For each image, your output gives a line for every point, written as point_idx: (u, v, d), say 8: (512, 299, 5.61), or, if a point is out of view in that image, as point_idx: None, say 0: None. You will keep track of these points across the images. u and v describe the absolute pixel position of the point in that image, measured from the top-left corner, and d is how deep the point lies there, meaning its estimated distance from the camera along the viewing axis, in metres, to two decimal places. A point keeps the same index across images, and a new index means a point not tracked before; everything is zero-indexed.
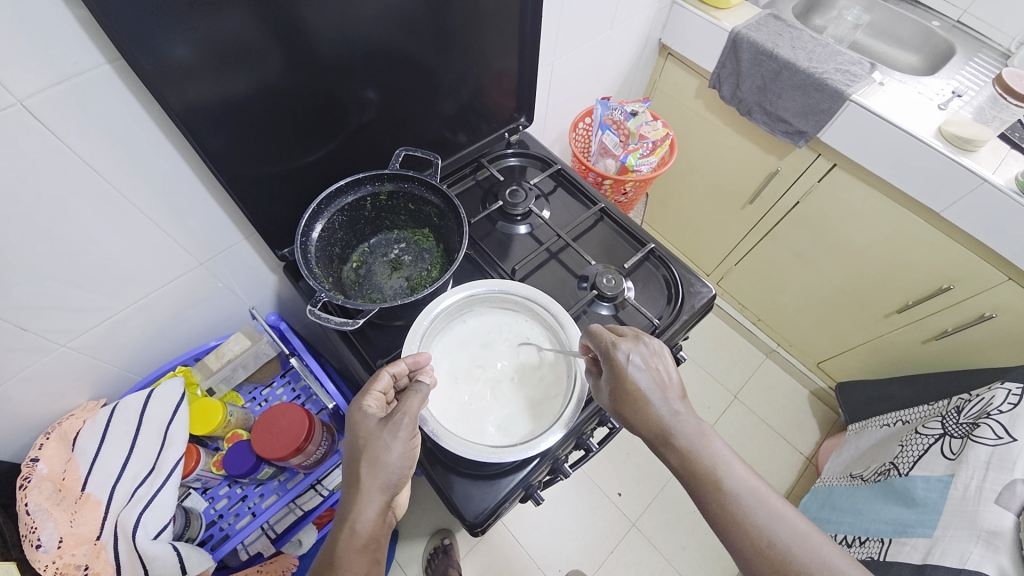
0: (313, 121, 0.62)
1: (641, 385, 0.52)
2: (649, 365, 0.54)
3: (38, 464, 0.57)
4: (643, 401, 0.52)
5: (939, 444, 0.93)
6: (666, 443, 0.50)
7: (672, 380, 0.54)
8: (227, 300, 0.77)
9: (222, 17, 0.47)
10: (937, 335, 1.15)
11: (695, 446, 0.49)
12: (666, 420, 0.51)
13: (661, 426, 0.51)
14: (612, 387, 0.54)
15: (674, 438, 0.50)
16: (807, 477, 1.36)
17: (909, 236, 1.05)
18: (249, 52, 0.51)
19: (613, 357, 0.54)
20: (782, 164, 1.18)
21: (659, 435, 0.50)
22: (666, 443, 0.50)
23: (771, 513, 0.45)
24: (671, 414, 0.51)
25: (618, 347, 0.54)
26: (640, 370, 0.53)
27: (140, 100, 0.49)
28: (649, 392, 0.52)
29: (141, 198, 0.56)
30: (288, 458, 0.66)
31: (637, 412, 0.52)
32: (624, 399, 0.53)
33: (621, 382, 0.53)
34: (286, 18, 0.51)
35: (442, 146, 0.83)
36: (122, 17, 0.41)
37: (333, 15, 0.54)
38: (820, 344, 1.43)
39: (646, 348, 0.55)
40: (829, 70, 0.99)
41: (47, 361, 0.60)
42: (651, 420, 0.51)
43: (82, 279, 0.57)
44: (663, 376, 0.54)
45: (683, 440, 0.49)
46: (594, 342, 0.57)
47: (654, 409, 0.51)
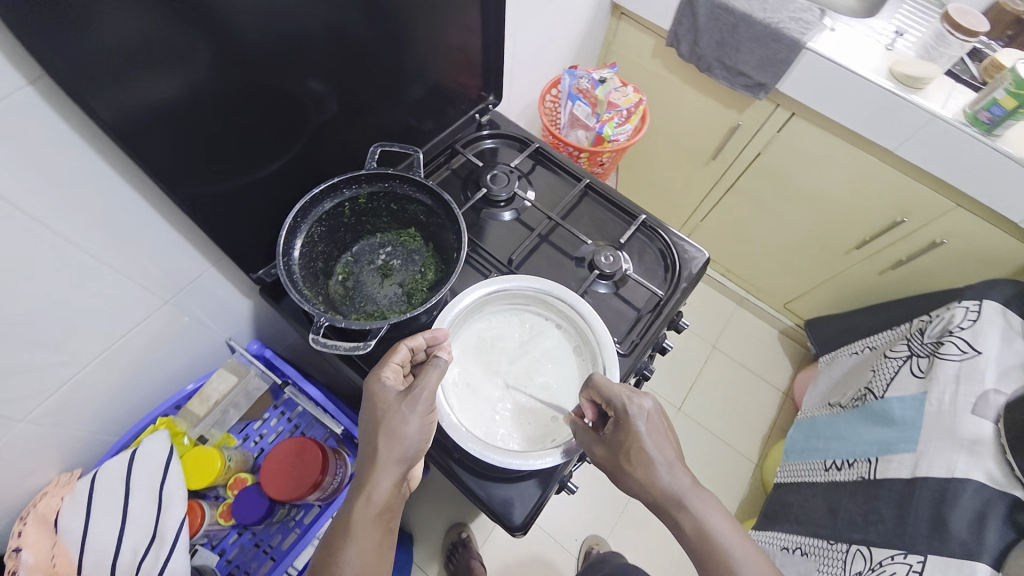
0: (269, 123, 0.55)
1: (651, 448, 0.51)
2: (657, 425, 0.53)
3: (22, 555, 0.50)
4: (654, 466, 0.50)
5: (909, 365, 1.01)
6: (675, 509, 0.49)
7: (673, 446, 0.53)
8: (202, 335, 0.69)
9: (105, 9, 0.37)
10: (893, 265, 1.24)
11: (704, 514, 0.48)
12: (675, 486, 0.49)
13: (670, 494, 0.49)
14: (620, 447, 0.52)
15: (684, 505, 0.48)
16: (788, 410, 1.45)
17: (865, 175, 1.11)
18: (168, 43, 0.42)
19: (627, 416, 0.53)
20: (742, 117, 1.20)
21: (668, 501, 0.49)
22: (677, 507, 0.49)
23: None
24: (680, 483, 0.49)
25: (631, 403, 0.53)
26: (648, 432, 0.52)
27: (65, 122, 0.41)
28: (657, 458, 0.51)
29: (88, 240, 0.48)
30: (305, 495, 0.61)
31: (644, 477, 0.50)
32: (634, 464, 0.51)
33: (633, 442, 0.52)
34: (204, 2, 0.42)
35: (410, 136, 0.77)
36: (22, 11, 0.33)
37: None
38: (786, 286, 1.51)
39: (654, 407, 0.54)
40: (783, 19, 1.00)
41: (4, 440, 0.51)
42: (659, 486, 0.49)
43: (32, 341, 0.49)
44: (668, 438, 0.53)
45: (692, 506, 0.48)
46: (604, 396, 0.55)
47: (661, 474, 0.50)
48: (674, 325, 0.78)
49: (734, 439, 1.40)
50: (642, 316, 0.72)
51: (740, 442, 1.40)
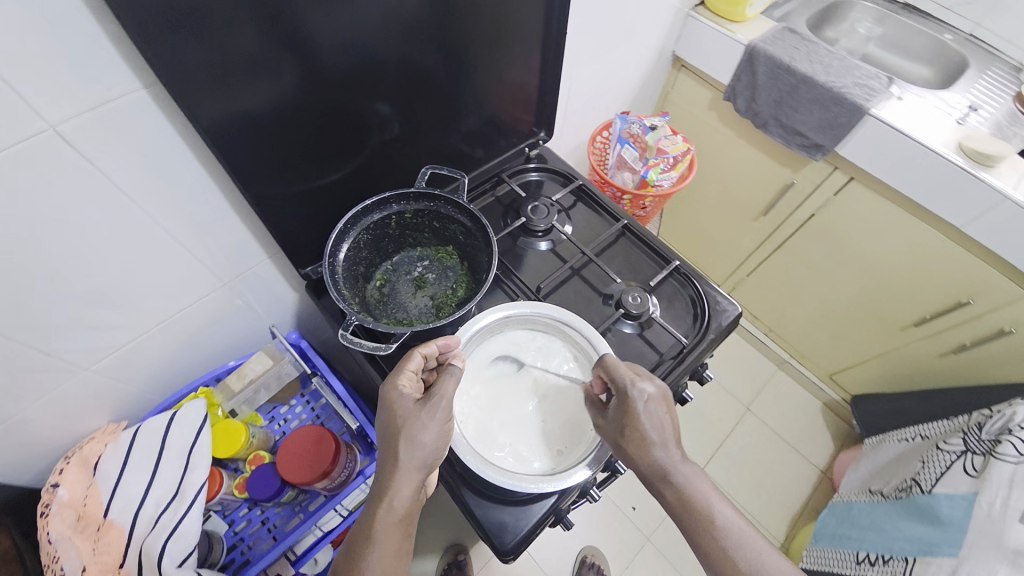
0: (337, 139, 0.62)
1: (647, 427, 0.55)
2: (657, 408, 0.56)
3: (59, 490, 0.57)
4: (648, 443, 0.54)
5: (962, 461, 0.92)
6: (663, 480, 0.54)
7: (672, 425, 0.57)
8: (249, 319, 0.76)
9: (233, 34, 0.45)
10: (955, 349, 1.15)
11: (690, 485, 0.53)
12: (665, 461, 0.54)
13: (659, 468, 0.54)
14: (619, 423, 0.55)
15: (671, 476, 0.53)
16: (823, 490, 1.35)
17: (926, 249, 1.05)
18: (263, 65, 0.49)
19: (627, 397, 0.56)
20: (797, 176, 1.18)
21: (657, 474, 0.54)
22: (665, 480, 0.53)
23: (759, 552, 0.49)
24: (670, 458, 0.54)
25: (634, 385, 0.56)
26: (646, 411, 0.55)
27: (171, 122, 0.48)
28: (652, 434, 0.54)
29: (169, 221, 0.55)
30: (313, 482, 0.65)
31: (638, 451, 0.54)
32: (629, 439, 0.55)
33: (630, 418, 0.55)
34: (293, 32, 0.49)
35: (461, 161, 0.83)
36: (155, 33, 0.41)
37: (344, 23, 0.52)
38: (834, 356, 1.42)
39: (656, 391, 0.57)
40: (846, 84, 0.99)
41: (69, 384, 0.59)
42: (650, 460, 0.54)
43: (108, 301, 0.57)
44: (667, 419, 0.56)
45: (679, 479, 0.53)
46: (610, 375, 0.58)
47: (654, 450, 0.54)
48: (697, 375, 0.76)
49: (757, 510, 1.31)
50: (663, 361, 0.72)
51: (764, 515, 1.31)
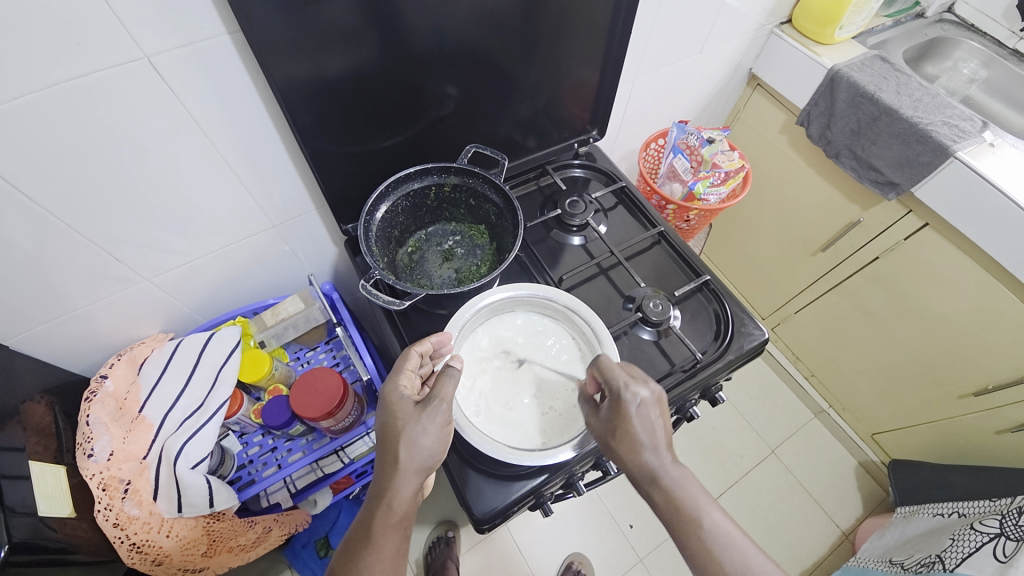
0: (394, 109, 0.66)
1: (639, 431, 0.53)
2: (650, 412, 0.53)
3: (106, 381, 0.66)
4: (638, 446, 0.52)
5: (992, 544, 0.82)
6: (651, 482, 0.52)
7: (665, 431, 0.54)
8: (291, 263, 0.82)
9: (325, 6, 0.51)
10: (1014, 428, 1.04)
11: (678, 487, 0.50)
12: (654, 464, 0.52)
13: (649, 472, 0.52)
14: (611, 424, 0.54)
15: (660, 479, 0.51)
16: (840, 553, 1.25)
17: (998, 313, 0.95)
18: (338, 32, 0.53)
19: (620, 399, 0.54)
20: (865, 214, 1.10)
21: (646, 476, 0.52)
22: (652, 481, 0.51)
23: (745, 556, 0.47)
24: (660, 461, 0.52)
25: (627, 388, 0.54)
26: (640, 416, 0.53)
27: (248, 70, 0.54)
28: (642, 440, 0.52)
29: (232, 160, 0.62)
30: (319, 420, 0.70)
31: (628, 453, 0.52)
32: (620, 440, 0.53)
33: (620, 420, 0.53)
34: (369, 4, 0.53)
35: (510, 148, 0.85)
36: None
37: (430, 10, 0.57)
38: (878, 414, 1.31)
39: (652, 396, 0.54)
40: (934, 121, 0.91)
41: (131, 290, 0.67)
42: (640, 463, 0.52)
43: (173, 224, 0.64)
44: (660, 422, 0.54)
45: (667, 481, 0.51)
46: (603, 375, 0.56)
47: (643, 454, 0.52)
48: (709, 395, 0.74)
49: None
50: (673, 372, 0.70)
51: None
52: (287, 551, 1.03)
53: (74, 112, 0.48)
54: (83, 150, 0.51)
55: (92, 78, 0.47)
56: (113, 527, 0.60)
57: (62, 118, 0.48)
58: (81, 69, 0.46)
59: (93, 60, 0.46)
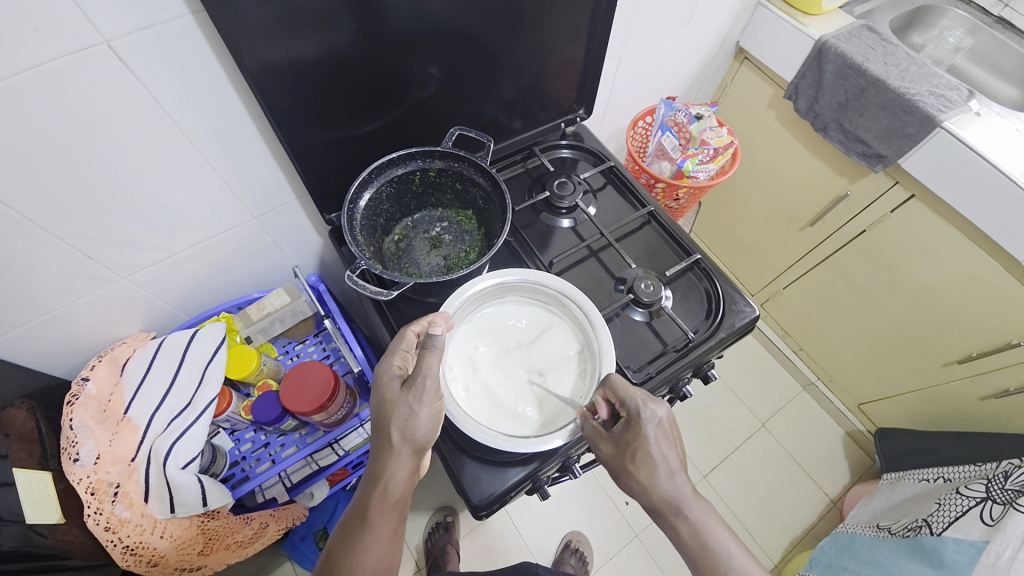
0: (373, 92, 0.63)
1: (657, 453, 0.53)
2: (666, 435, 0.54)
3: (87, 384, 0.64)
4: (658, 471, 0.51)
5: (979, 508, 0.85)
6: (675, 514, 0.50)
7: (680, 456, 0.54)
8: (274, 255, 0.80)
9: None
10: (997, 394, 1.07)
11: (703, 523, 0.50)
12: (674, 492, 0.51)
13: (669, 498, 0.51)
14: (627, 450, 0.53)
15: (684, 510, 0.50)
16: (829, 520, 1.29)
17: (982, 281, 0.97)
18: (311, 13, 0.51)
19: (638, 418, 0.54)
20: (853, 187, 1.10)
21: (668, 505, 0.51)
22: (677, 513, 0.50)
23: None
24: (680, 489, 0.51)
25: (645, 406, 0.54)
26: (657, 440, 0.53)
27: (217, 54, 0.51)
28: (662, 464, 0.52)
29: (206, 150, 0.59)
30: (311, 414, 0.69)
31: (647, 480, 0.52)
32: (638, 466, 0.52)
33: (638, 444, 0.53)
34: None
35: (496, 129, 0.83)
36: None
37: None
38: (865, 384, 1.34)
39: (667, 415, 0.55)
40: (922, 92, 0.91)
41: (108, 289, 0.65)
42: (660, 490, 0.51)
43: (148, 219, 0.61)
44: (675, 446, 0.54)
45: (692, 512, 0.50)
46: (619, 395, 0.55)
47: (663, 481, 0.51)
48: (701, 373, 0.74)
49: (755, 527, 1.27)
50: (666, 352, 0.70)
51: (761, 534, 1.27)
52: (287, 544, 1.03)
53: (29, 103, 0.45)
54: (44, 142, 0.48)
55: (49, 65, 0.44)
56: (104, 531, 0.59)
57: (18, 110, 0.45)
58: (35, 56, 0.43)
59: (47, 46, 0.43)
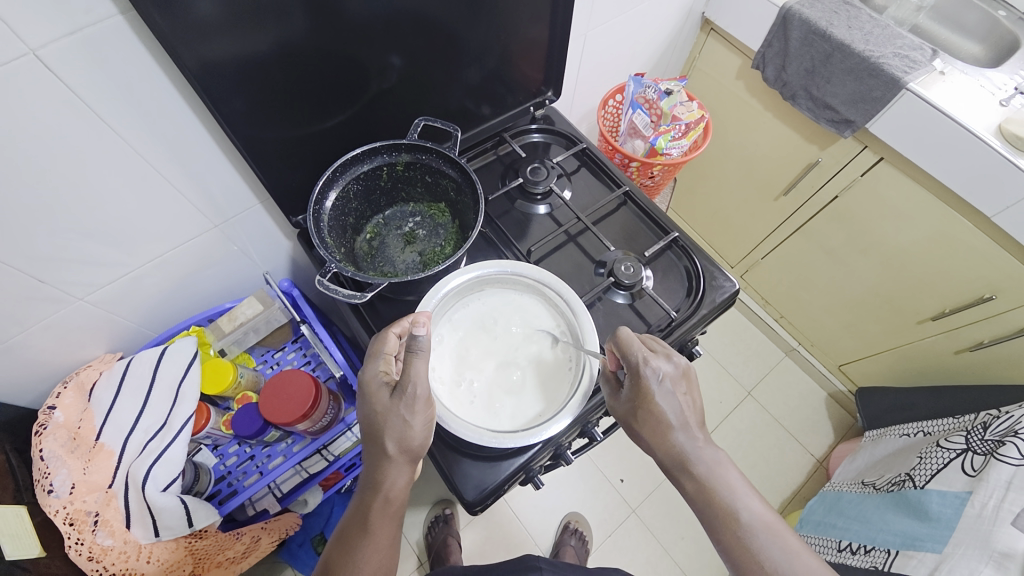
0: (331, 87, 0.60)
1: (665, 410, 0.52)
2: (674, 388, 0.53)
3: (55, 412, 0.61)
4: (666, 426, 0.51)
5: (960, 460, 0.89)
6: (681, 470, 0.51)
7: (693, 405, 0.53)
8: (242, 263, 0.77)
9: None
10: (971, 347, 1.11)
11: (712, 476, 0.50)
12: (686, 447, 0.51)
13: (679, 455, 0.51)
14: (634, 405, 0.53)
15: (692, 466, 0.50)
16: (816, 479, 1.33)
17: (952, 239, 0.99)
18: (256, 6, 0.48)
19: (640, 375, 0.52)
20: (823, 154, 1.11)
21: (676, 462, 0.51)
22: (685, 470, 0.50)
23: (786, 549, 0.46)
24: (692, 443, 0.51)
25: (647, 363, 0.53)
26: (665, 393, 0.52)
27: (154, 54, 0.48)
28: (672, 419, 0.51)
29: (155, 159, 0.56)
30: (293, 424, 0.67)
31: (657, 436, 0.52)
32: (646, 422, 0.52)
33: (644, 401, 0.52)
34: None
35: (464, 117, 0.80)
36: None
37: None
38: (845, 347, 1.37)
39: (672, 370, 0.53)
40: (886, 54, 0.91)
41: (66, 312, 0.62)
42: (671, 447, 0.51)
43: (102, 236, 0.58)
44: (685, 399, 0.53)
45: (700, 469, 0.50)
46: (623, 350, 0.54)
47: (674, 435, 0.51)
48: (685, 350, 0.75)
49: None
50: (650, 333, 0.70)
51: None
52: (285, 552, 1.02)
53: None
54: None
55: None
56: (88, 561, 0.57)
57: None
58: None
59: None
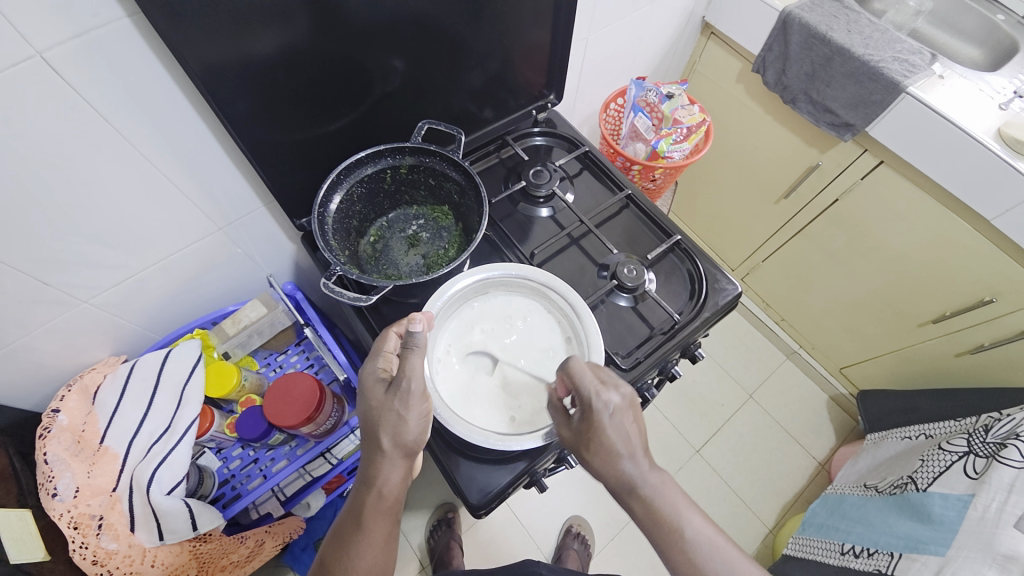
0: (335, 90, 0.61)
1: (614, 441, 0.51)
2: (624, 418, 0.52)
3: (59, 415, 0.61)
4: (614, 457, 0.50)
5: (962, 462, 0.89)
6: (632, 495, 0.50)
7: (642, 434, 0.52)
8: (246, 266, 0.77)
9: None
10: (972, 349, 1.11)
11: (659, 498, 0.49)
12: (634, 474, 0.50)
13: (626, 481, 0.50)
14: (583, 436, 0.52)
15: (640, 490, 0.50)
16: (819, 482, 1.33)
17: (953, 242, 0.99)
18: (260, 9, 0.48)
19: (590, 406, 0.51)
20: (824, 157, 1.11)
21: (625, 487, 0.50)
22: (635, 494, 0.50)
23: (729, 560, 0.47)
24: (638, 470, 0.50)
25: (597, 395, 0.52)
26: (613, 423, 0.51)
27: (159, 56, 0.48)
28: (620, 450, 0.50)
29: (160, 161, 0.56)
30: (299, 426, 0.67)
31: (606, 465, 0.51)
32: (595, 452, 0.51)
33: (593, 432, 0.51)
34: None
35: (466, 121, 0.81)
36: None
37: None
38: (846, 349, 1.37)
39: (622, 400, 0.52)
40: (886, 58, 0.92)
41: (70, 315, 0.62)
42: (621, 476, 0.50)
43: (106, 238, 0.58)
44: (634, 429, 0.52)
45: (648, 491, 0.50)
46: (574, 380, 0.53)
47: (623, 465, 0.50)
48: (689, 353, 0.75)
49: (749, 496, 1.31)
50: (653, 335, 0.70)
51: (755, 502, 1.30)
52: (287, 556, 1.01)
53: None
54: None
55: None
56: (92, 565, 0.57)
57: None
58: None
59: None
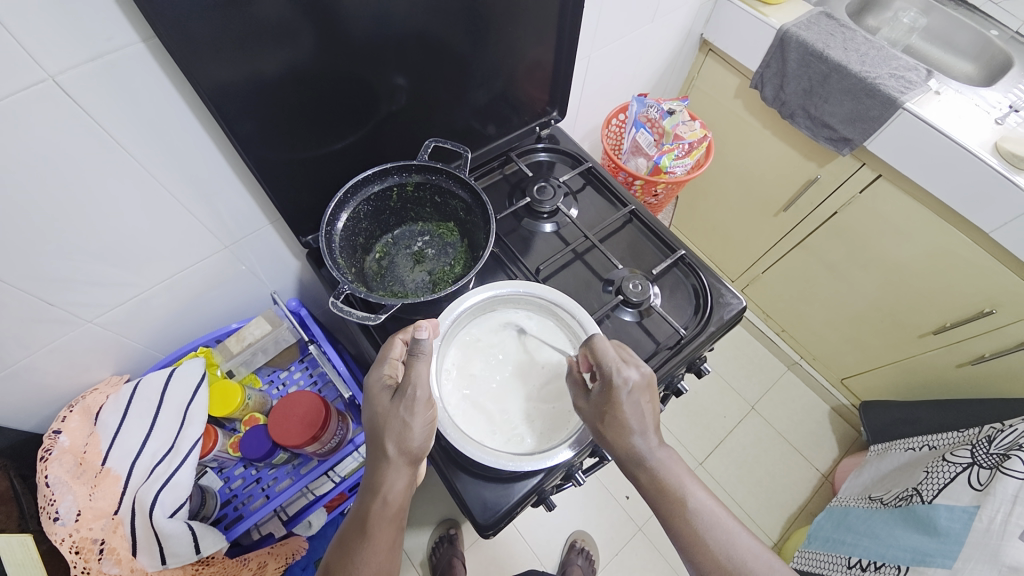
0: (342, 108, 0.61)
1: (628, 418, 0.52)
2: (640, 397, 0.53)
3: (60, 437, 0.60)
4: (626, 431, 0.52)
5: (966, 474, 0.89)
6: (639, 466, 0.52)
7: (654, 413, 0.54)
8: (250, 283, 0.77)
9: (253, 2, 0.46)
10: (973, 360, 1.11)
11: (664, 468, 0.51)
12: (642, 449, 0.52)
13: (635, 456, 0.52)
14: (600, 409, 0.53)
15: (647, 462, 0.51)
16: (823, 494, 1.32)
17: (952, 254, 1.00)
18: (270, 29, 0.48)
19: (610, 384, 0.53)
20: (822, 171, 1.13)
21: (633, 459, 0.52)
22: (640, 465, 0.52)
23: (730, 534, 0.48)
24: (647, 445, 0.52)
25: (618, 372, 0.53)
26: (631, 401, 0.52)
27: (170, 78, 0.48)
28: (633, 426, 0.52)
29: (168, 181, 0.56)
30: (303, 446, 0.66)
31: (617, 439, 0.52)
32: (609, 426, 0.52)
33: (609, 407, 0.52)
34: None
35: (470, 138, 0.81)
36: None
37: None
38: (847, 360, 1.38)
39: (641, 379, 0.53)
40: (881, 75, 0.93)
41: (74, 335, 0.61)
42: (629, 450, 0.52)
43: (112, 257, 0.58)
44: (648, 407, 0.53)
45: (654, 463, 0.51)
46: (597, 357, 0.54)
47: (632, 440, 0.52)
48: (694, 368, 0.75)
49: (753, 509, 1.30)
50: (659, 351, 0.70)
51: (760, 515, 1.30)
52: None
53: None
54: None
55: None
56: None
57: None
58: None
59: None
